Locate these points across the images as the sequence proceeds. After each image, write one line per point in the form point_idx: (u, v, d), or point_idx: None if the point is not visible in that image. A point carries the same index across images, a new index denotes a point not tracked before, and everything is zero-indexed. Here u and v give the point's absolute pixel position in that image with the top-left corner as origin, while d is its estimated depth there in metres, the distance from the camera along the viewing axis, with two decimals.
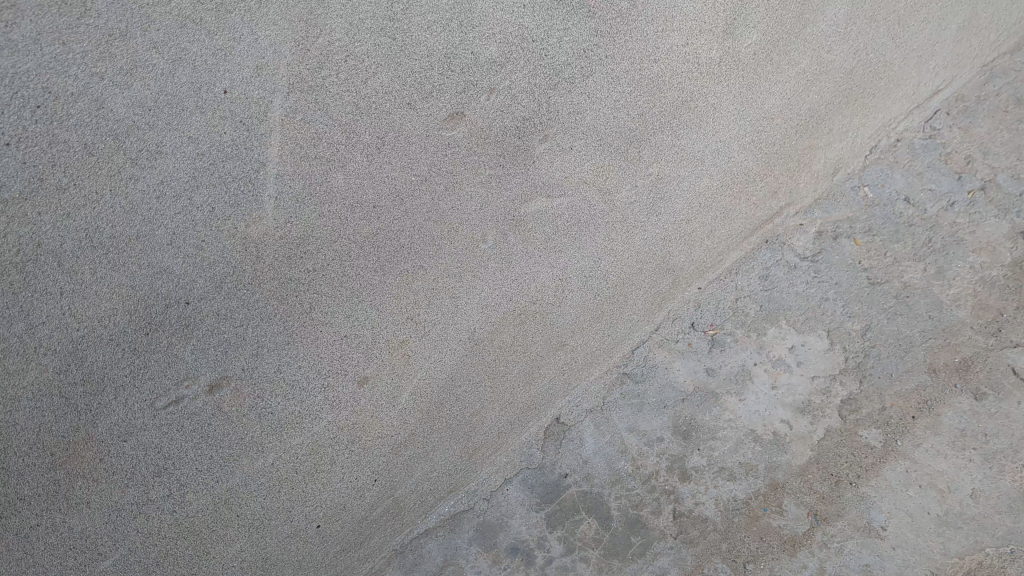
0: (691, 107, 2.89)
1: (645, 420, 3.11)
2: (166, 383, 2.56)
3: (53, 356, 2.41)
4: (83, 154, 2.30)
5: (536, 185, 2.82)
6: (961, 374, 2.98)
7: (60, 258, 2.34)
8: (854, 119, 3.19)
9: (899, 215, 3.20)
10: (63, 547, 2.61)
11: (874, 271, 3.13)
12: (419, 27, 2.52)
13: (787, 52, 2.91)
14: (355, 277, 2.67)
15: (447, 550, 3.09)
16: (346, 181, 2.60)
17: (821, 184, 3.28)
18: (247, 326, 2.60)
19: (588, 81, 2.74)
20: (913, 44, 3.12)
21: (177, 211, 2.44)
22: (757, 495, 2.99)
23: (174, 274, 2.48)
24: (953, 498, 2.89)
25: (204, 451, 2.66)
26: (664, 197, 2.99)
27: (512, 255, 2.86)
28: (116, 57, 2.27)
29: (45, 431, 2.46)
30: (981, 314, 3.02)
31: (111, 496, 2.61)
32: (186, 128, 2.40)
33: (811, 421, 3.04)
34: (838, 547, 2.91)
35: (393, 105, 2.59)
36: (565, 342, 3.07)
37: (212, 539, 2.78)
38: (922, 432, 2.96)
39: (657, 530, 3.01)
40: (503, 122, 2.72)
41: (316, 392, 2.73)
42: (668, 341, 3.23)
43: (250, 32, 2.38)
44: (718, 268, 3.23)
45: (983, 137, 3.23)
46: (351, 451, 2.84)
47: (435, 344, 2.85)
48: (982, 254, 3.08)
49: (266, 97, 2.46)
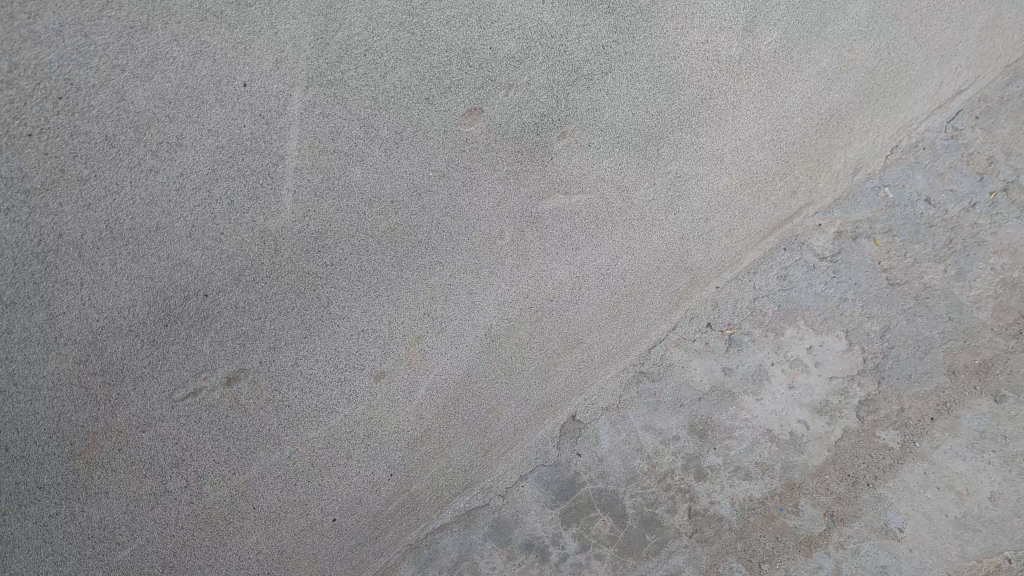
0: (710, 104, 2.86)
1: (661, 419, 3.03)
2: (183, 375, 2.57)
3: (73, 346, 2.45)
4: (104, 145, 2.34)
5: (552, 182, 2.80)
6: (981, 377, 2.94)
7: (81, 249, 2.38)
8: (873, 118, 3.06)
9: (921, 215, 3.08)
10: (81, 536, 2.60)
11: (893, 272, 3.05)
12: (438, 22, 2.55)
13: (808, 50, 2.91)
14: (372, 272, 2.66)
15: (463, 546, 2.96)
16: (364, 175, 2.59)
17: (841, 184, 3.12)
18: (265, 320, 2.60)
19: (607, 78, 2.74)
20: (935, 43, 3.05)
21: (196, 204, 2.45)
22: (773, 495, 2.98)
23: (193, 266, 2.49)
24: (972, 501, 2.89)
25: (222, 443, 2.65)
26: (683, 195, 2.93)
27: (530, 250, 2.82)
28: (137, 50, 2.31)
29: (64, 421, 2.50)
30: (1002, 316, 2.97)
31: (129, 486, 2.60)
32: (206, 122, 2.41)
33: (828, 421, 3.00)
34: (854, 548, 2.92)
35: (411, 100, 2.58)
36: (581, 340, 2.95)
37: (228, 531, 2.71)
38: (940, 433, 2.94)
39: (672, 528, 3.00)
40: (522, 119, 2.71)
41: (332, 386, 2.70)
42: (687, 340, 3.07)
43: (270, 25, 2.41)
44: (737, 267, 3.09)
45: (1006, 138, 3.09)
46: (367, 446, 2.78)
47: (452, 340, 2.80)
48: (1003, 255, 3.00)
49: (285, 91, 2.46)
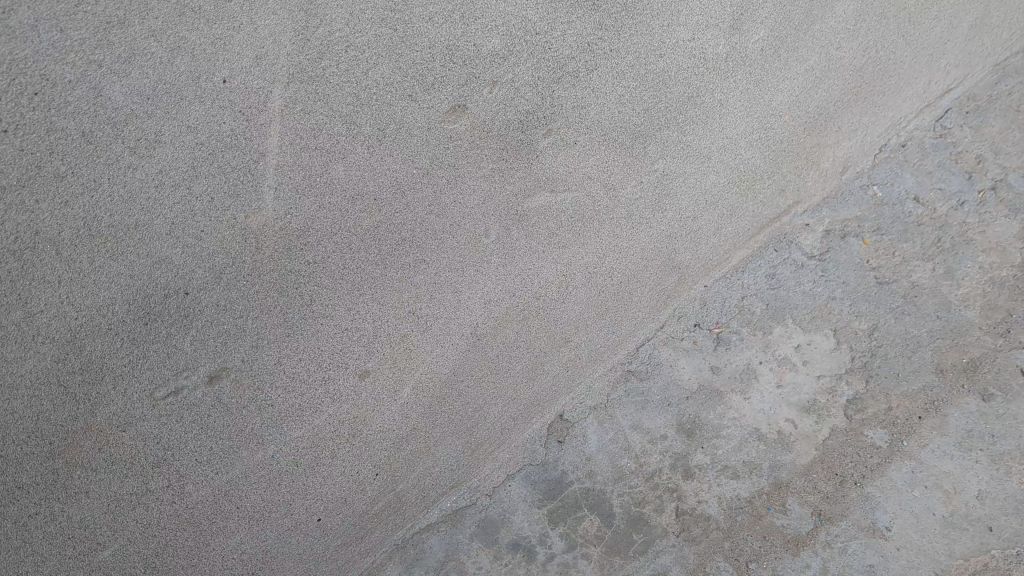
0: (697, 102, 2.86)
1: (649, 418, 3.01)
2: (164, 374, 2.55)
3: (51, 345, 2.43)
4: (81, 142, 2.32)
5: (539, 180, 2.78)
6: (969, 375, 2.93)
7: (58, 247, 2.36)
8: (861, 116, 3.06)
9: (909, 214, 3.07)
10: (61, 537, 2.57)
11: (881, 270, 3.04)
12: (421, 18, 2.53)
13: (795, 48, 2.90)
14: (356, 271, 2.65)
15: (450, 546, 2.94)
16: (347, 173, 2.57)
17: (830, 183, 3.11)
18: (247, 318, 2.58)
19: (592, 75, 2.73)
20: (924, 42, 3.04)
21: (175, 201, 2.43)
22: (761, 494, 2.96)
23: (173, 264, 2.47)
24: (960, 499, 2.88)
25: (204, 442, 2.63)
26: (670, 193, 2.91)
27: (515, 248, 2.80)
28: (114, 45, 2.29)
29: (44, 420, 2.48)
30: (991, 314, 2.96)
31: (110, 485, 2.58)
32: (185, 118, 2.39)
33: (816, 420, 2.99)
34: (842, 547, 2.91)
35: (394, 97, 2.56)
36: (569, 338, 2.93)
37: (211, 531, 2.69)
38: (928, 432, 2.93)
39: (659, 528, 2.98)
40: (506, 116, 2.70)
41: (315, 385, 2.69)
42: (674, 339, 3.06)
43: (250, 21, 2.39)
44: (724, 267, 3.08)
45: (995, 136, 3.09)
46: (351, 446, 2.77)
47: (437, 338, 2.78)
48: (991, 254, 3.00)
49: (266, 87, 2.45)
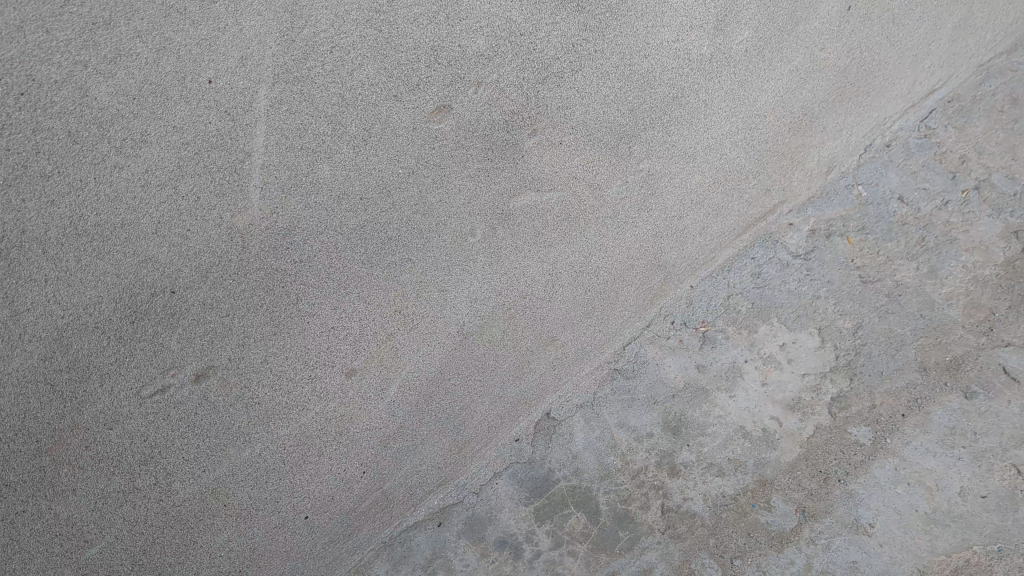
0: (682, 103, 2.89)
1: (635, 415, 3.04)
2: (151, 372, 2.56)
3: (38, 343, 2.46)
4: (67, 141, 2.37)
5: (524, 180, 2.81)
6: (951, 373, 2.95)
7: (45, 245, 2.40)
8: (847, 116, 3.09)
9: (893, 214, 3.11)
10: (48, 534, 2.59)
11: (865, 270, 3.07)
12: (406, 19, 2.58)
13: (779, 49, 2.94)
14: (342, 269, 2.67)
15: (437, 543, 2.93)
16: (332, 173, 2.59)
17: (815, 182, 3.13)
18: (233, 317, 2.60)
19: (577, 76, 2.77)
20: (907, 42, 3.08)
21: (161, 201, 2.46)
22: (745, 491, 2.98)
23: (161, 263, 2.49)
24: (942, 496, 2.89)
25: (191, 441, 2.65)
26: (655, 193, 2.93)
27: (501, 248, 2.83)
28: (99, 46, 2.35)
29: (31, 417, 2.50)
30: (973, 313, 2.99)
31: (97, 483, 2.60)
32: (170, 118, 2.43)
33: (800, 418, 3.01)
34: (826, 543, 2.92)
35: (380, 97, 2.60)
36: (554, 337, 2.94)
37: (199, 528, 2.71)
38: (911, 430, 2.95)
39: (645, 525, 2.99)
40: (491, 116, 2.73)
41: (302, 383, 2.70)
42: (661, 338, 3.07)
43: (235, 22, 2.44)
44: (710, 265, 3.10)
45: (978, 137, 3.12)
46: (339, 443, 2.79)
47: (423, 337, 2.81)
48: (974, 253, 3.02)
49: (251, 88, 2.49)
